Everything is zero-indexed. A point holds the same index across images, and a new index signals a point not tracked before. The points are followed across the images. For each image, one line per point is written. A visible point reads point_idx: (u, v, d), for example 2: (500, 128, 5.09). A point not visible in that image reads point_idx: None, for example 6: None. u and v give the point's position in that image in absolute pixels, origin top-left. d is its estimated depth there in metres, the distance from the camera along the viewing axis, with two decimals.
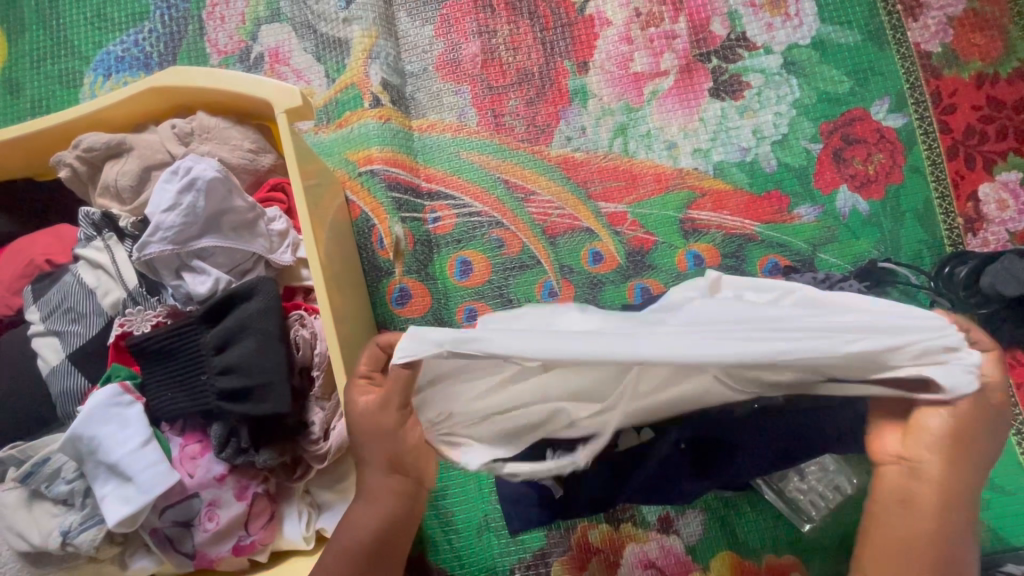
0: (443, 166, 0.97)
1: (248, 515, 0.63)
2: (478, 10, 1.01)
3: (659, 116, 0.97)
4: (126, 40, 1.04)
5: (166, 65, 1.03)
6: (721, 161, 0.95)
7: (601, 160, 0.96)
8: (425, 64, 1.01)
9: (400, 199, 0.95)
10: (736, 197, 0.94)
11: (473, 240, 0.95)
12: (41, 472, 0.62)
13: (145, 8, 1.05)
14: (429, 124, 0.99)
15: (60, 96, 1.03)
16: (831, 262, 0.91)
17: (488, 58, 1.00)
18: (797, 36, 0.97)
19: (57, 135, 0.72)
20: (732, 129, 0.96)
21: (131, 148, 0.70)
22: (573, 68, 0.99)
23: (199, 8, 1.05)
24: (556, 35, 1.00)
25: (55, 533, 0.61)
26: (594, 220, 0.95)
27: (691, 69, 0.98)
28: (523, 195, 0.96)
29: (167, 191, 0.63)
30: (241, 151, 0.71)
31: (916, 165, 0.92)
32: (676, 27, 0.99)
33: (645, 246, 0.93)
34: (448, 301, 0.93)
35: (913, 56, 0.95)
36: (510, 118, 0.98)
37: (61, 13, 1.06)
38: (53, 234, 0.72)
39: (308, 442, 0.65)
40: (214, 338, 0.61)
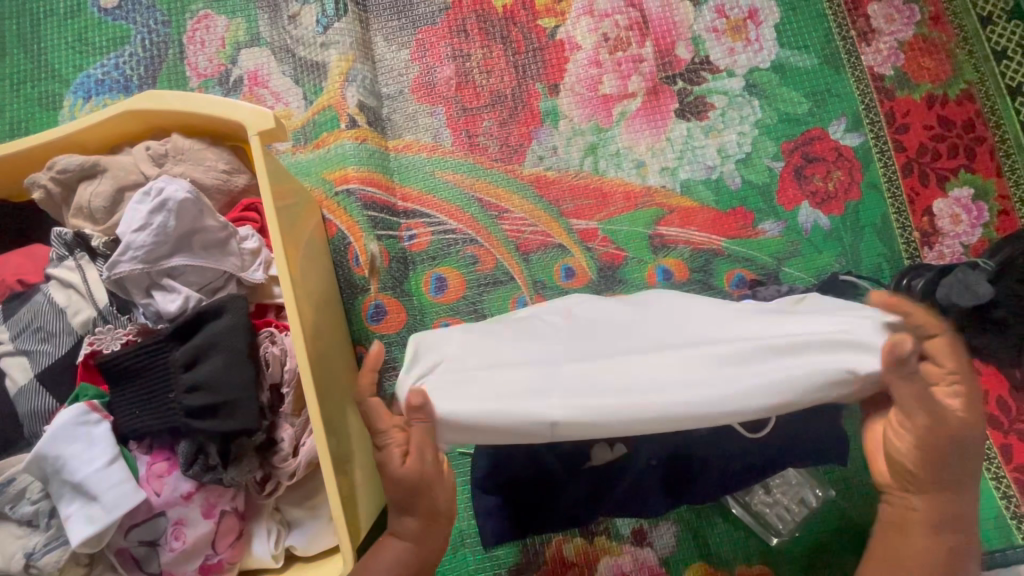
0: (419, 184, 1.00)
1: (216, 533, 0.63)
2: (452, 35, 1.05)
3: (628, 135, 1.00)
4: (106, 64, 1.06)
5: (146, 88, 1.05)
6: (688, 179, 0.98)
7: (572, 178, 0.99)
8: (401, 87, 1.03)
9: (376, 217, 0.97)
10: (703, 213, 0.97)
11: (448, 257, 0.97)
12: (5, 493, 0.62)
13: (126, 33, 1.07)
14: (405, 144, 1.01)
15: (40, 119, 1.05)
16: (795, 275, 0.94)
17: (462, 80, 1.03)
18: (758, 59, 1.01)
19: (32, 157, 0.73)
20: (698, 148, 0.99)
21: (105, 169, 0.71)
22: (544, 90, 1.03)
23: (179, 33, 1.07)
24: (528, 58, 1.04)
25: (18, 555, 0.61)
26: (566, 237, 0.97)
27: (657, 91, 1.01)
28: (496, 213, 0.98)
29: (138, 210, 0.63)
30: (215, 172, 0.73)
31: (873, 182, 0.96)
32: (643, 51, 1.03)
33: (615, 261, 0.96)
34: (424, 317, 0.95)
35: (867, 79, 1.00)
36: (485, 138, 1.01)
37: (42, 37, 1.08)
38: (26, 254, 0.73)
39: (278, 459, 0.65)
40: (183, 355, 0.61)
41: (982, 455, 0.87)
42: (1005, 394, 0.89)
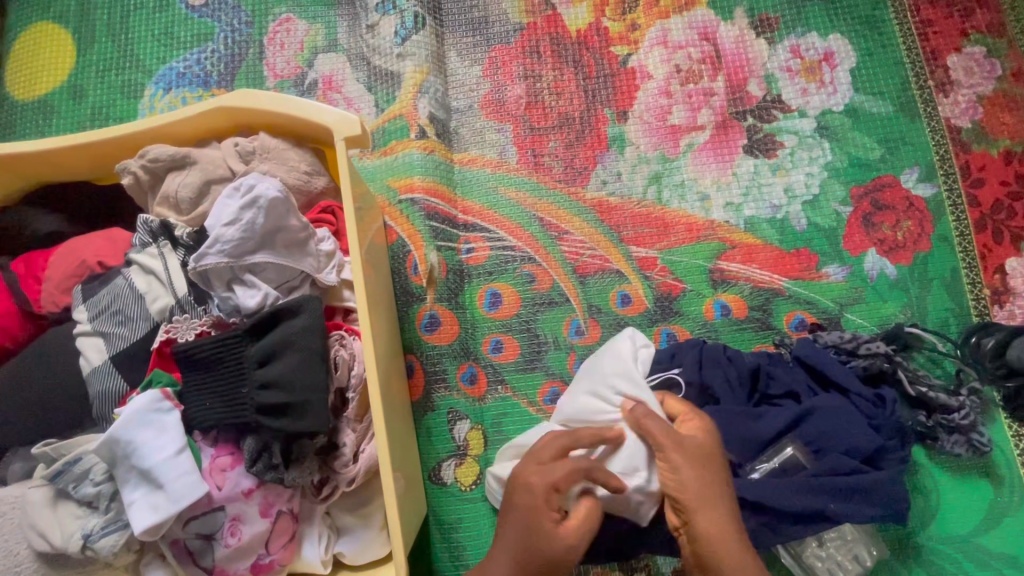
0: (481, 199, 1.00)
1: (270, 533, 0.63)
2: (525, 56, 1.07)
3: (695, 167, 1.00)
4: (189, 58, 1.10)
5: (224, 85, 1.09)
6: (753, 217, 0.97)
7: (635, 206, 0.99)
8: (471, 102, 1.05)
9: (437, 228, 0.98)
10: (766, 251, 0.96)
11: (505, 273, 0.97)
12: (70, 472, 0.62)
13: (210, 30, 1.11)
14: (470, 158, 1.02)
15: (122, 107, 1.08)
16: (857, 322, 0.92)
17: (532, 100, 1.04)
18: (831, 102, 1.01)
19: (124, 145, 0.76)
20: (764, 186, 0.98)
21: (194, 161, 0.73)
22: (613, 116, 1.03)
23: (261, 34, 1.10)
24: (599, 83, 1.05)
25: (77, 535, 0.61)
26: (625, 263, 0.97)
27: (727, 125, 1.01)
28: (556, 233, 0.98)
29: (229, 206, 0.64)
30: (298, 173, 0.74)
31: (944, 235, 0.94)
32: (715, 84, 1.03)
33: (673, 292, 0.95)
34: (476, 331, 0.95)
35: (943, 129, 0.98)
36: (550, 159, 1.02)
37: (131, 27, 1.12)
38: (108, 237, 0.76)
39: (338, 463, 0.64)
40: (258, 352, 0.62)
41: None
42: None
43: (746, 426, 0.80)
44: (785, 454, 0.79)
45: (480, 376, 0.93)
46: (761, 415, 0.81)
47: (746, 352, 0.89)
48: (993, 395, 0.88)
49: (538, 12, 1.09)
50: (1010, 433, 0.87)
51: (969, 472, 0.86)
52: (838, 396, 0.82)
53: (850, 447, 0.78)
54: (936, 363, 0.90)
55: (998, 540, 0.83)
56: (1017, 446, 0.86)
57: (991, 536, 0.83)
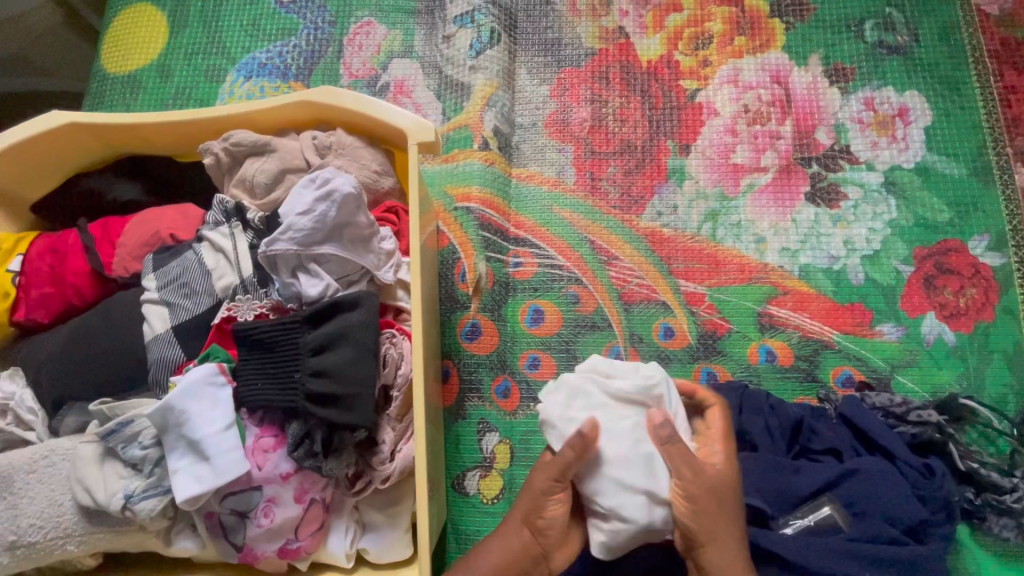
0: (535, 216, 1.01)
1: (301, 520, 0.63)
2: (594, 80, 1.08)
3: (753, 209, 0.99)
4: (271, 50, 1.15)
5: (301, 79, 1.13)
6: (808, 264, 0.95)
7: (688, 240, 0.98)
8: (535, 120, 1.07)
9: (489, 238, 0.99)
10: (819, 301, 0.94)
11: (549, 291, 0.97)
12: (122, 432, 0.65)
13: (294, 25, 1.16)
14: (528, 174, 1.04)
15: (203, 89, 1.13)
16: (908, 386, 0.89)
17: (595, 124, 1.05)
18: (901, 158, 0.99)
19: (209, 126, 0.80)
20: (823, 236, 0.96)
21: (273, 150, 0.76)
22: (675, 148, 1.03)
23: (342, 34, 1.15)
24: (664, 115, 1.05)
25: (118, 495, 0.63)
26: (671, 296, 0.96)
27: (790, 170, 1.00)
28: (606, 258, 0.98)
29: (304, 196, 0.67)
30: (368, 171, 0.77)
31: (1009, 307, 0.91)
32: (782, 128, 1.02)
33: (718, 331, 0.94)
34: (514, 345, 0.95)
35: (1017, 199, 0.95)
36: (607, 184, 1.02)
37: (221, 16, 1.18)
38: (181, 212, 0.80)
39: (375, 460, 0.65)
40: (315, 340, 0.63)
41: None
42: None
43: (783, 478, 0.78)
44: (819, 513, 0.76)
45: (514, 391, 0.93)
46: (800, 469, 0.79)
47: (789, 402, 0.87)
48: None
49: (611, 40, 1.10)
50: None
51: (1014, 560, 0.81)
52: (883, 459, 0.79)
53: (892, 516, 0.75)
54: (989, 439, 0.86)
55: None
56: None
57: None
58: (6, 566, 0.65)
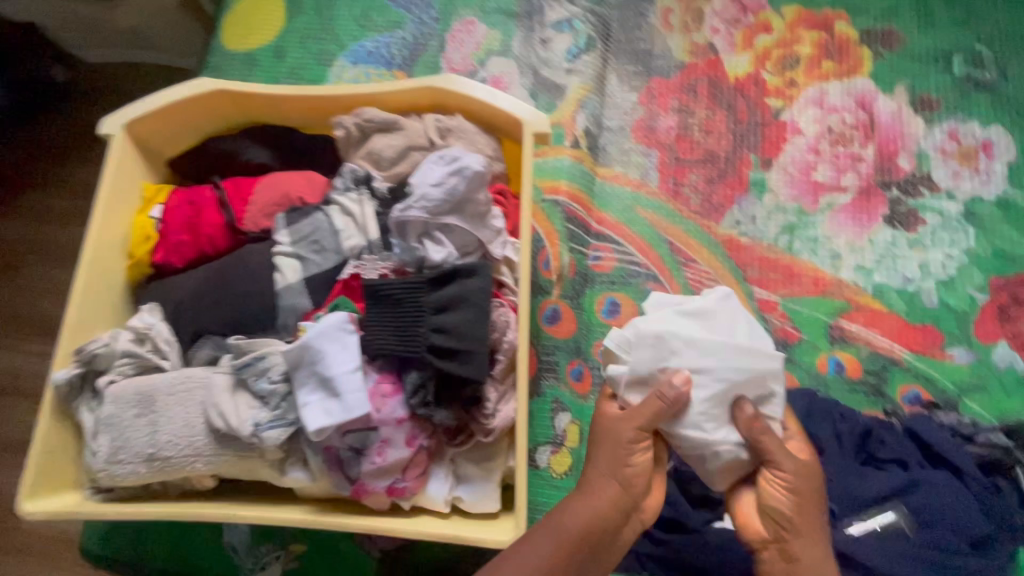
0: (617, 214, 1.07)
1: (409, 462, 0.70)
2: (682, 92, 1.13)
3: (831, 226, 1.02)
4: (379, 40, 1.23)
5: (405, 68, 1.21)
6: (882, 283, 0.98)
7: (764, 250, 1.02)
8: (624, 124, 1.12)
9: (573, 230, 1.05)
10: (891, 320, 0.97)
11: (627, 286, 1.02)
12: (255, 366, 0.73)
13: (402, 18, 1.24)
14: (613, 174, 1.09)
15: (313, 70, 1.22)
16: (976, 410, 0.91)
17: (681, 133, 1.10)
18: (982, 190, 1.01)
19: (341, 102, 0.88)
20: (899, 258, 0.99)
21: (401, 128, 0.83)
22: (757, 162, 1.08)
23: (445, 30, 1.23)
24: (749, 129, 1.10)
25: (248, 421, 0.71)
26: (745, 301, 1.00)
27: (870, 192, 1.03)
28: (683, 259, 1.03)
29: (436, 170, 0.74)
30: (484, 155, 0.83)
31: None
32: (864, 151, 1.06)
33: (789, 339, 0.97)
34: (590, 333, 1.00)
35: None
36: (689, 190, 1.07)
37: (335, 5, 1.27)
38: (306, 177, 0.87)
39: (478, 415, 0.71)
40: (438, 299, 0.70)
41: None
42: None
43: (848, 481, 0.81)
44: (880, 521, 0.78)
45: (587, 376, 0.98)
46: (866, 475, 0.82)
47: (856, 412, 0.90)
48: None
49: (701, 54, 1.16)
50: None
51: None
52: (949, 475, 0.82)
53: (957, 528, 0.77)
54: None
55: None
56: None
57: None
58: (143, 475, 0.73)
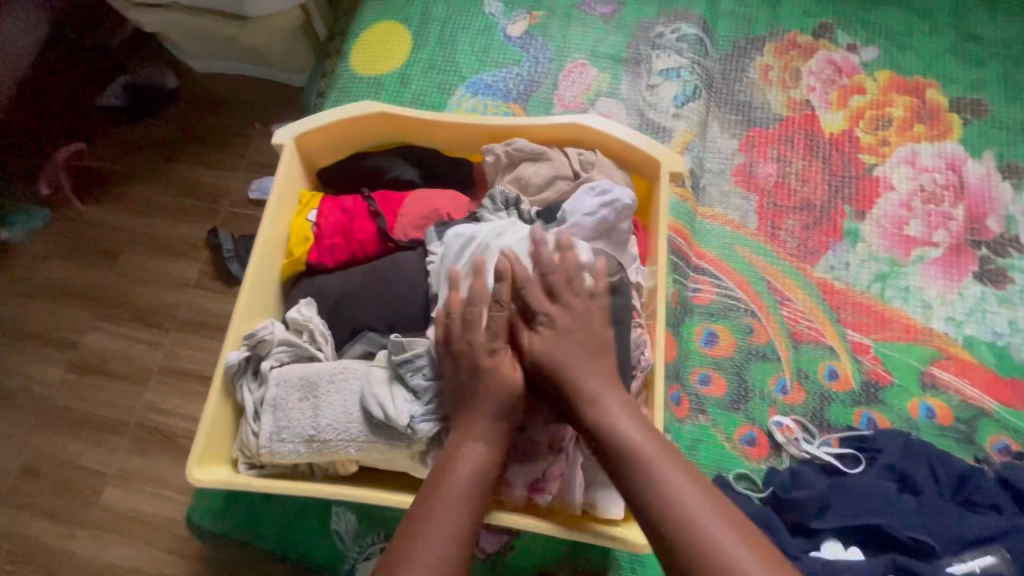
0: (717, 250, 1.14)
1: (551, 463, 0.77)
2: (780, 142, 1.22)
3: (923, 277, 1.09)
4: (496, 74, 1.34)
5: (518, 101, 1.31)
6: (972, 336, 1.04)
7: (857, 295, 1.09)
8: (723, 168, 1.21)
9: (675, 262, 1.12)
10: (980, 371, 1.01)
11: (726, 319, 1.09)
12: (411, 363, 0.79)
13: (519, 57, 1.35)
14: (713, 214, 1.17)
15: (434, 97, 1.34)
16: None
17: (779, 180, 1.18)
18: None
19: (490, 132, 0.98)
20: (989, 312, 1.05)
21: (548, 159, 0.92)
22: (851, 212, 1.15)
23: (558, 70, 1.34)
24: (843, 181, 1.17)
25: (405, 412, 0.77)
26: (838, 342, 1.06)
27: (960, 249, 1.10)
28: (779, 298, 1.10)
29: (589, 200, 0.83)
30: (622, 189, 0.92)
31: None
32: (954, 210, 1.12)
33: (881, 381, 1.03)
34: (688, 360, 1.07)
35: None
36: (786, 234, 1.14)
37: (457, 40, 1.39)
38: (451, 196, 0.96)
39: None
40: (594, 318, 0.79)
41: None
42: None
43: (945, 521, 0.87)
44: (986, 561, 0.83)
45: (684, 401, 1.04)
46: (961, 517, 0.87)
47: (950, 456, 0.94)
48: None
49: (798, 110, 1.25)
50: None
51: None
52: None
53: None
54: None
55: None
56: None
57: None
58: (302, 454, 0.80)
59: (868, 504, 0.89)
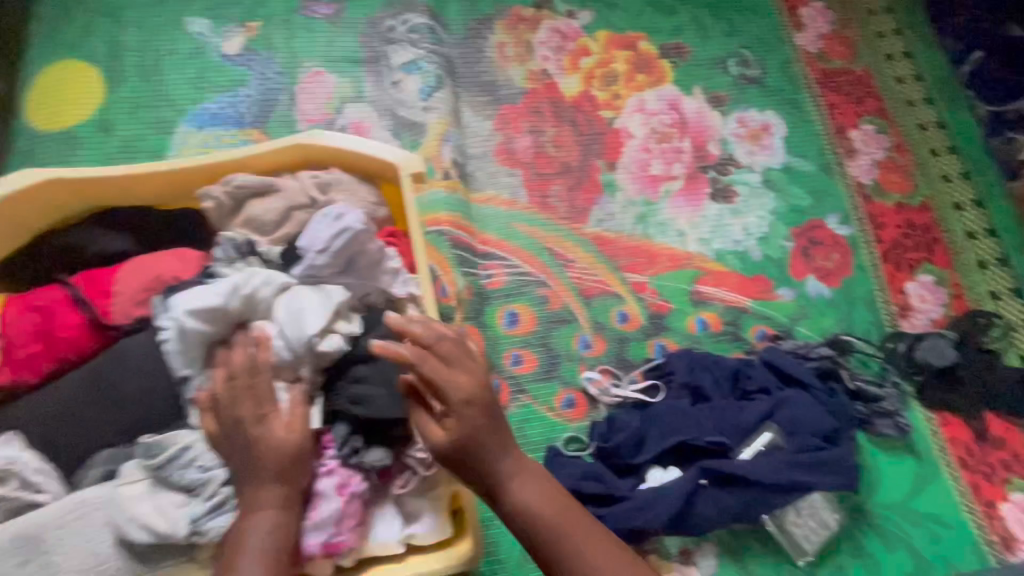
0: (497, 232, 1.16)
1: (343, 516, 0.70)
2: (530, 115, 1.26)
3: (673, 209, 1.22)
4: (222, 100, 1.19)
5: (256, 126, 1.18)
6: (720, 249, 1.19)
7: (627, 239, 1.18)
8: (485, 150, 1.22)
9: (461, 255, 1.12)
10: (733, 277, 1.18)
11: (522, 296, 1.11)
12: (178, 461, 0.69)
13: (244, 77, 1.21)
14: (486, 197, 1.18)
15: (153, 141, 1.15)
16: (805, 333, 1.15)
17: (537, 150, 1.23)
18: (771, 161, 1.28)
19: (204, 173, 0.85)
20: (727, 226, 1.21)
21: (276, 189, 0.83)
22: (604, 166, 1.24)
23: (293, 83, 1.22)
24: (591, 139, 1.26)
25: (184, 521, 0.67)
26: (621, 287, 1.14)
27: (694, 177, 1.25)
28: (563, 261, 1.15)
29: (321, 231, 0.78)
30: (367, 202, 0.86)
31: (860, 264, 1.21)
32: (682, 144, 1.27)
33: (663, 311, 1.14)
34: (498, 346, 1.08)
35: (852, 185, 1.28)
36: (555, 200, 1.19)
37: (163, 70, 1.20)
38: (176, 255, 0.81)
39: (410, 448, 0.74)
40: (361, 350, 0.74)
41: (958, 490, 1.05)
42: (970, 441, 1.09)
43: (731, 417, 0.99)
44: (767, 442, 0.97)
45: (504, 388, 1.05)
46: (744, 407, 1.00)
47: (726, 358, 1.08)
48: (909, 388, 1.12)
49: (539, 81, 1.30)
50: (924, 418, 1.10)
51: (898, 452, 1.07)
52: (800, 389, 1.03)
53: (815, 429, 0.98)
54: (867, 364, 1.13)
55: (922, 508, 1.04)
56: (930, 428, 1.09)
57: (917, 504, 1.04)
58: None
59: (673, 427, 0.98)
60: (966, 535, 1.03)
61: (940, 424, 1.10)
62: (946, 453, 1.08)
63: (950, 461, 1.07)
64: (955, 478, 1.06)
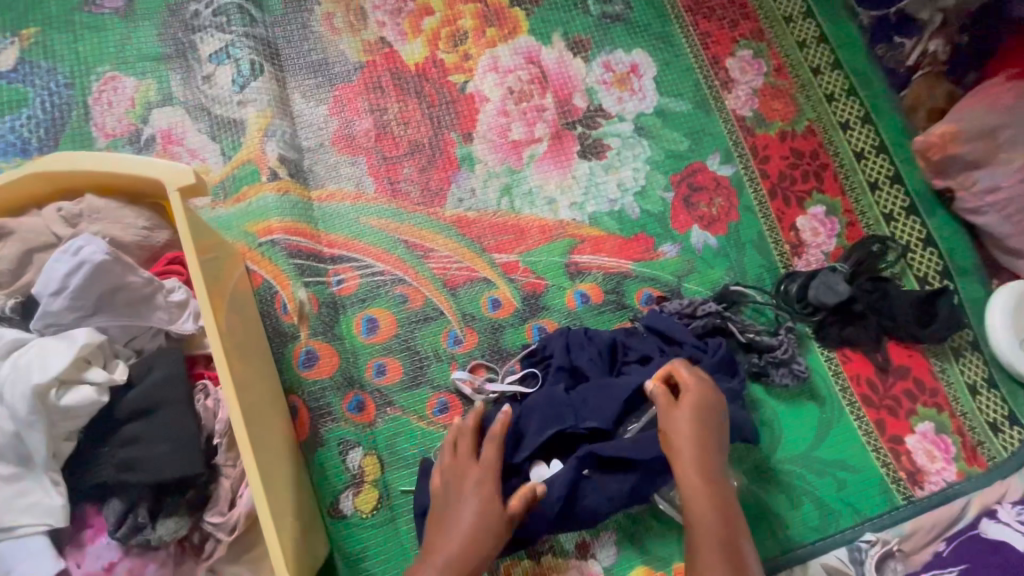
0: (343, 231, 1.03)
1: None
2: (368, 91, 1.12)
3: (539, 175, 1.10)
4: (1, 127, 1.02)
5: (47, 151, 1.02)
6: (594, 212, 1.09)
7: (491, 217, 1.07)
8: (321, 140, 1.08)
9: (303, 264, 0.99)
10: (611, 240, 1.08)
11: (378, 298, 1.00)
12: None
13: (24, 95, 1.04)
14: (327, 193, 1.05)
15: None
16: (693, 289, 1.07)
17: (380, 131, 1.10)
18: (643, 106, 1.17)
19: None
20: (600, 185, 1.11)
21: (10, 231, 0.69)
22: (458, 138, 1.11)
23: (84, 94, 1.05)
24: (441, 110, 1.13)
25: None
26: (490, 270, 1.04)
27: (560, 136, 1.13)
28: (422, 252, 1.04)
29: (57, 269, 0.64)
30: (135, 229, 0.73)
31: (747, 205, 1.12)
32: (544, 101, 1.15)
33: (538, 290, 1.04)
34: (357, 359, 0.97)
35: (732, 119, 1.17)
36: (406, 184, 1.07)
37: None
38: None
39: (213, 513, 0.67)
40: (129, 406, 0.64)
41: (862, 430, 1.00)
42: (872, 375, 1.03)
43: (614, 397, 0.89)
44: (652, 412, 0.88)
45: (368, 403, 0.95)
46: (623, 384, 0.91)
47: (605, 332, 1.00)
48: (806, 330, 1.05)
49: (376, 51, 1.15)
50: (824, 358, 1.04)
51: (798, 399, 1.01)
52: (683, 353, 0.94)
53: None
54: (760, 313, 1.06)
55: (826, 456, 0.99)
56: (831, 368, 1.03)
57: (820, 452, 0.99)
58: None
59: (550, 416, 0.88)
60: (873, 474, 0.99)
61: (840, 363, 1.04)
62: (848, 393, 1.02)
63: (852, 401, 1.02)
64: (859, 418, 1.01)
